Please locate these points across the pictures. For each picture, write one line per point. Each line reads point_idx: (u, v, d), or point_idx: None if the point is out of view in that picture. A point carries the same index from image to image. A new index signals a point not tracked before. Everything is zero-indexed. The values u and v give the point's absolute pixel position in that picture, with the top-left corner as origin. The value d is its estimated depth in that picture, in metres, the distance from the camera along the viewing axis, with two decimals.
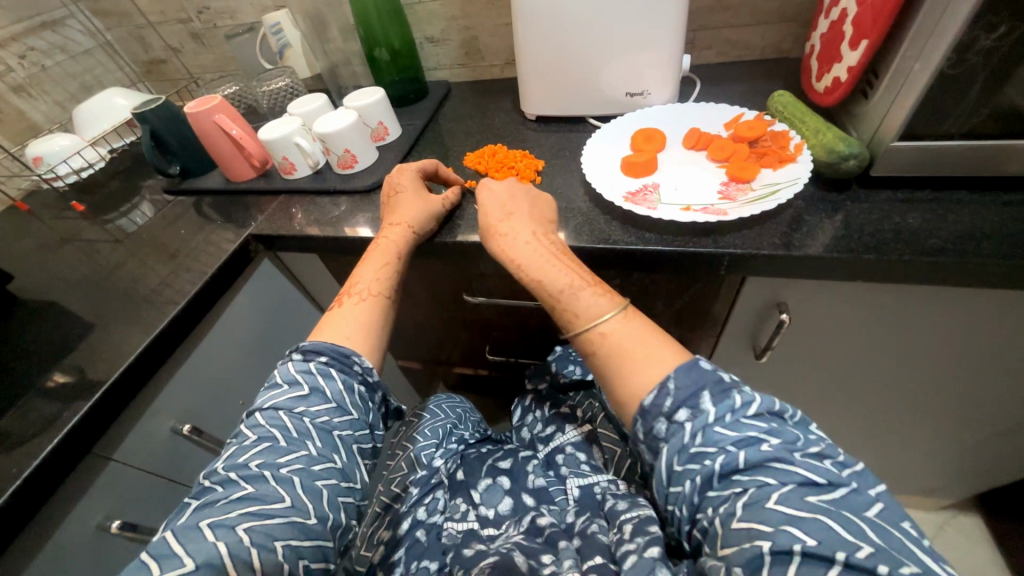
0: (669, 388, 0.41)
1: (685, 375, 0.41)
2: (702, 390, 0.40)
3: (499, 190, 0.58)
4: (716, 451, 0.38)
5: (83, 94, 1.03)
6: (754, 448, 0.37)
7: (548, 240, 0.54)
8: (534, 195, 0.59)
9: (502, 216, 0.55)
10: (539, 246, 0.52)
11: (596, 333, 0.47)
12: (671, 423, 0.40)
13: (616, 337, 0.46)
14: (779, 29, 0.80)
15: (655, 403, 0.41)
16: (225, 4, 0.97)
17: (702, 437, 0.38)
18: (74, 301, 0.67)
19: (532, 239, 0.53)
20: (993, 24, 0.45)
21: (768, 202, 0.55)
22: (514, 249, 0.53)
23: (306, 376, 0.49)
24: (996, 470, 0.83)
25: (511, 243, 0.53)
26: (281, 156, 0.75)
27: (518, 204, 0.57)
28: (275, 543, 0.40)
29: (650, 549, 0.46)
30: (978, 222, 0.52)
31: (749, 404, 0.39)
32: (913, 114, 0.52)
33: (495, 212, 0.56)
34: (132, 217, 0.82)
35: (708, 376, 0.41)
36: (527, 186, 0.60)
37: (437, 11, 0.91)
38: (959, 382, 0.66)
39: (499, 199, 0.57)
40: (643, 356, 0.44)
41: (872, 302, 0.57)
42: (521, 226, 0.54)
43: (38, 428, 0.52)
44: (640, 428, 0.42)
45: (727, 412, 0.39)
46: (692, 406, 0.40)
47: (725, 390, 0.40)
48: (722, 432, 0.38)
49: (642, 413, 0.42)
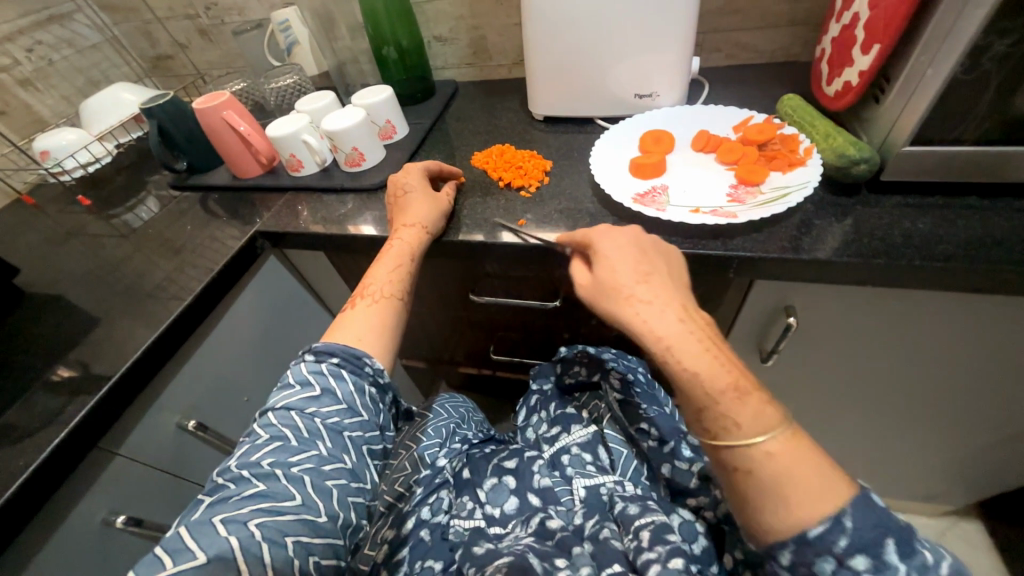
0: (846, 524, 0.34)
1: (864, 514, 0.35)
2: (886, 537, 0.34)
3: (625, 245, 0.48)
4: None
5: (90, 89, 1.03)
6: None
7: (696, 318, 0.44)
8: (666, 251, 0.49)
9: (638, 278, 0.45)
10: (692, 328, 0.42)
11: (757, 453, 0.38)
12: (842, 567, 0.34)
13: (786, 463, 0.37)
14: (787, 33, 0.80)
15: (824, 537, 0.35)
16: (233, 0, 0.97)
17: None
18: (80, 295, 0.67)
19: (682, 318, 0.42)
20: (1008, 30, 0.45)
21: (778, 206, 0.55)
22: (661, 326, 0.42)
23: (318, 377, 0.49)
24: (999, 477, 0.83)
25: (655, 317, 0.42)
26: (289, 153, 0.75)
27: (654, 265, 0.46)
28: (286, 538, 0.40)
29: (672, 559, 0.46)
30: (988, 229, 0.52)
31: (943, 562, 0.34)
32: (925, 119, 0.52)
33: (628, 271, 0.45)
34: (138, 212, 0.82)
35: (890, 519, 0.35)
36: (654, 238, 0.50)
37: (446, 10, 0.91)
38: (966, 389, 0.65)
39: (629, 257, 0.46)
40: (817, 490, 0.36)
41: (881, 308, 0.57)
42: (666, 297, 0.44)
43: (43, 423, 0.52)
44: (786, 555, 0.36)
45: (918, 570, 0.33)
46: (872, 554, 0.34)
47: (911, 542, 0.34)
48: None
49: (802, 544, 0.35)
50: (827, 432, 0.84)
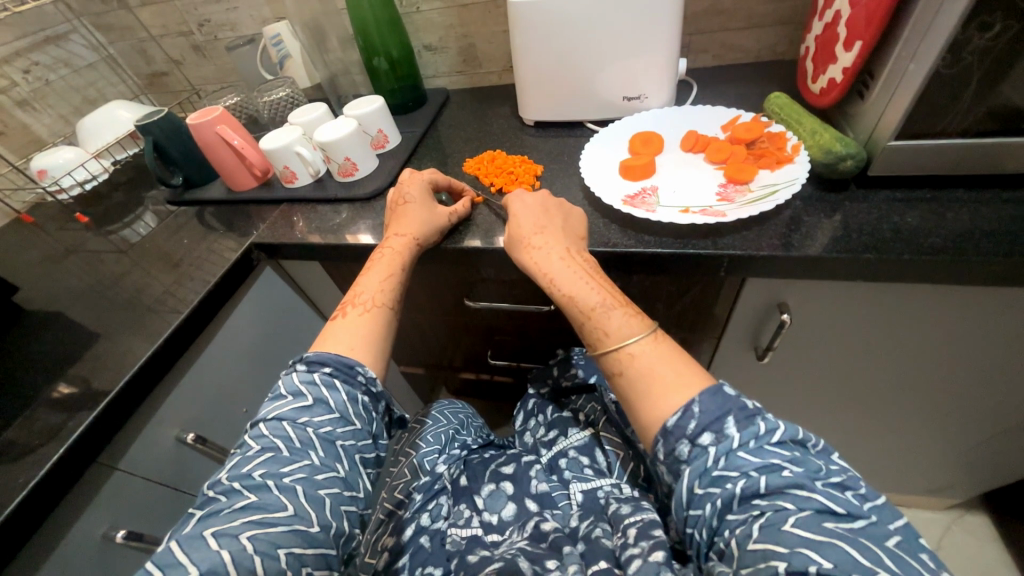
0: (694, 410, 0.40)
1: (710, 399, 0.40)
2: (727, 415, 0.39)
3: (531, 204, 0.58)
4: (737, 476, 0.37)
5: (87, 107, 1.04)
6: (776, 474, 0.37)
7: (580, 258, 0.53)
8: (568, 211, 0.58)
9: (535, 228, 0.55)
10: (572, 265, 0.52)
11: (623, 355, 0.45)
12: (695, 446, 0.39)
13: (644, 361, 0.44)
14: (774, 32, 0.81)
15: (678, 424, 0.40)
16: (226, 16, 0.99)
17: (726, 461, 0.38)
18: (79, 311, 0.68)
19: (564, 256, 0.52)
20: (987, 24, 0.45)
21: (766, 204, 0.55)
22: (547, 264, 0.52)
23: (310, 387, 0.49)
24: (1002, 469, 0.82)
25: (542, 256, 0.53)
26: (282, 165, 0.76)
27: (552, 220, 0.56)
28: (279, 550, 0.40)
29: (654, 552, 0.46)
30: (976, 220, 0.52)
31: (775, 432, 0.39)
32: (908, 113, 0.52)
33: (527, 223, 0.56)
34: (136, 227, 0.83)
35: (732, 402, 0.40)
36: (558, 199, 0.59)
37: (435, 20, 0.92)
38: (963, 381, 0.65)
39: (531, 213, 0.56)
40: (668, 380, 0.43)
41: (873, 302, 0.57)
42: (554, 242, 0.53)
43: (44, 438, 0.52)
44: (661, 449, 0.41)
45: (752, 438, 0.38)
46: (716, 430, 0.39)
47: (749, 417, 0.39)
48: (746, 458, 0.38)
49: (665, 434, 0.41)
50: (826, 428, 0.84)
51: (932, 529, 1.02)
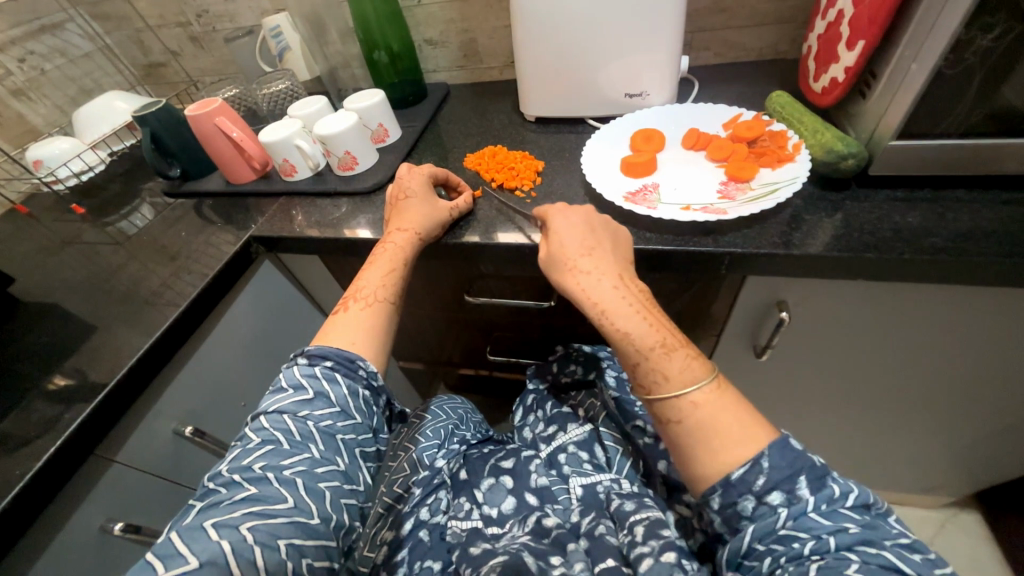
0: (763, 466, 0.40)
1: (778, 456, 0.40)
2: (797, 474, 0.39)
3: (577, 223, 0.54)
4: (807, 536, 0.38)
5: (82, 98, 1.03)
6: (844, 532, 0.37)
7: (632, 287, 0.50)
8: (615, 230, 0.55)
9: (583, 251, 0.51)
10: (626, 296, 0.48)
11: (685, 403, 0.43)
12: (761, 503, 0.40)
13: (709, 411, 0.43)
14: (776, 31, 0.81)
15: (744, 478, 0.40)
16: (224, 7, 0.98)
17: (795, 522, 0.39)
18: (75, 303, 0.68)
19: (617, 287, 0.49)
20: (989, 25, 0.45)
21: (767, 201, 0.55)
22: (599, 295, 0.49)
23: (311, 380, 0.49)
24: (995, 467, 0.83)
25: (594, 286, 0.49)
26: (282, 158, 0.75)
27: (599, 241, 0.52)
28: (279, 542, 0.40)
29: (665, 553, 0.46)
30: (975, 221, 0.52)
31: (847, 495, 0.39)
32: (910, 114, 0.52)
33: (574, 245, 0.52)
34: (133, 219, 0.82)
35: (802, 459, 0.40)
36: (604, 217, 0.55)
37: (436, 14, 0.91)
38: (959, 380, 0.66)
39: (578, 234, 0.53)
40: (734, 434, 0.41)
41: (872, 301, 0.58)
42: (606, 269, 0.50)
43: (41, 431, 0.52)
44: (717, 499, 0.41)
45: (824, 500, 0.39)
46: (786, 489, 0.39)
47: (820, 478, 0.40)
48: (816, 519, 0.38)
49: (726, 487, 0.40)
50: (822, 426, 0.84)
51: (925, 527, 1.04)
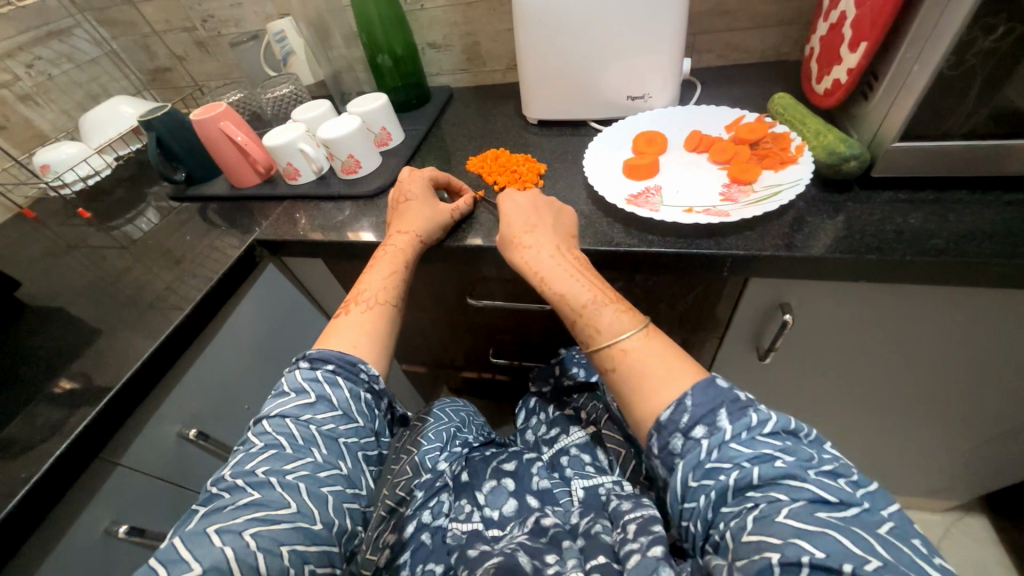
0: (687, 404, 0.40)
1: (701, 392, 0.41)
2: (719, 408, 0.40)
3: (523, 204, 0.59)
4: (731, 467, 0.38)
5: (90, 103, 1.04)
6: (768, 465, 0.37)
7: (571, 256, 0.54)
8: (559, 209, 0.59)
9: (527, 227, 0.56)
10: (563, 262, 0.52)
11: (617, 350, 0.46)
12: (688, 439, 0.40)
13: (636, 356, 0.45)
14: (778, 33, 0.81)
15: (671, 418, 0.41)
16: (229, 12, 0.98)
17: (718, 453, 0.39)
18: (82, 307, 0.68)
19: (555, 255, 0.53)
20: (991, 26, 0.45)
21: (770, 204, 0.55)
22: (538, 262, 0.53)
23: (313, 384, 0.49)
24: (1001, 471, 0.82)
25: (534, 256, 0.53)
26: (285, 162, 0.76)
27: (543, 218, 0.57)
28: (282, 547, 0.40)
29: (653, 548, 0.46)
30: (979, 222, 0.52)
31: (766, 422, 0.40)
32: (912, 115, 0.52)
33: (519, 222, 0.57)
34: (138, 223, 0.83)
35: (725, 394, 0.41)
36: (551, 199, 0.60)
37: (439, 17, 0.92)
38: (964, 383, 0.65)
39: (523, 213, 0.57)
40: (661, 374, 0.43)
41: (875, 303, 0.57)
42: (545, 241, 0.54)
43: (45, 434, 0.52)
44: (654, 443, 0.42)
45: (743, 429, 0.39)
46: (708, 423, 0.40)
47: (741, 408, 0.40)
48: (737, 449, 0.38)
49: (658, 428, 0.41)
50: (826, 429, 0.84)
51: (931, 531, 1.03)
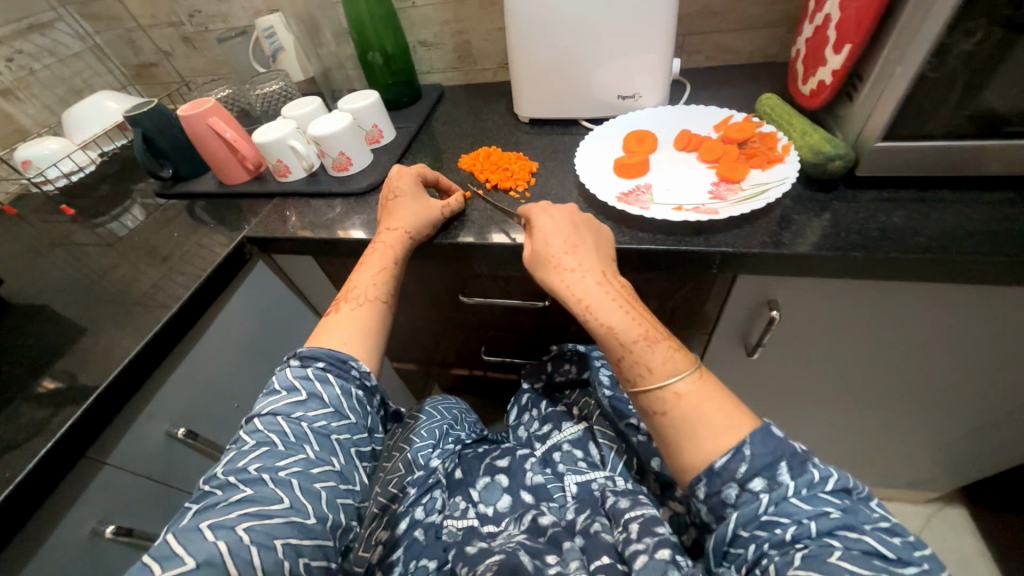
0: (745, 453, 0.41)
1: (761, 442, 0.41)
2: (780, 461, 0.40)
3: (560, 220, 0.56)
4: (788, 522, 0.38)
5: (72, 98, 1.02)
6: (825, 517, 0.38)
7: (615, 284, 0.52)
8: (597, 229, 0.57)
9: (566, 249, 0.53)
10: (610, 293, 0.51)
11: (667, 394, 0.45)
12: (743, 491, 0.41)
13: (692, 400, 0.44)
14: (765, 35, 0.82)
15: (727, 466, 0.41)
16: (217, 7, 0.97)
17: (775, 508, 0.39)
18: (66, 304, 0.67)
19: (601, 283, 0.51)
20: (971, 30, 0.47)
21: (758, 202, 0.56)
22: (583, 290, 0.51)
23: (303, 381, 0.49)
24: (980, 463, 0.85)
25: (578, 282, 0.51)
26: (275, 159, 0.75)
27: (583, 239, 0.55)
28: (275, 541, 0.40)
29: (659, 550, 0.47)
30: (958, 220, 0.54)
31: (827, 479, 0.40)
32: (895, 116, 0.54)
33: (557, 241, 0.54)
34: (124, 220, 0.82)
35: (783, 446, 0.41)
36: (588, 216, 0.57)
37: (431, 15, 0.91)
38: (944, 377, 0.67)
39: (562, 231, 0.55)
40: (716, 421, 0.43)
41: (860, 299, 0.59)
42: (589, 266, 0.52)
43: (30, 433, 0.51)
44: (702, 488, 0.42)
45: (805, 485, 0.40)
46: (768, 476, 0.40)
47: (801, 463, 0.41)
48: (797, 505, 0.39)
49: (710, 475, 0.41)
50: (812, 423, 0.86)
51: (913, 522, 1.05)
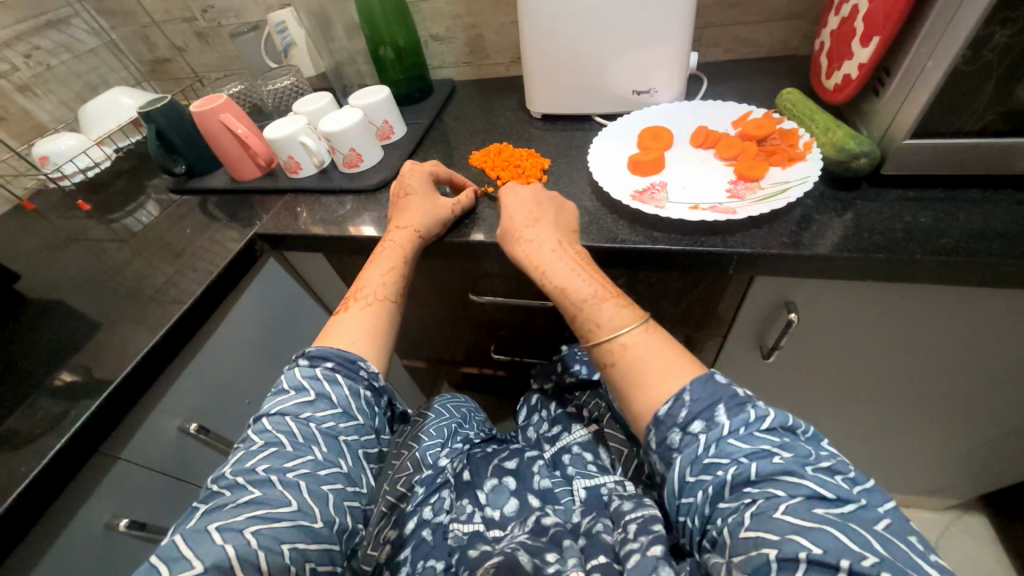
0: (685, 399, 0.40)
1: (700, 388, 0.41)
2: (718, 404, 0.40)
3: (524, 196, 0.58)
4: (729, 462, 0.37)
5: (88, 94, 1.03)
6: (765, 459, 0.37)
7: (573, 251, 0.53)
8: (561, 204, 0.58)
9: (529, 221, 0.55)
10: (564, 257, 0.52)
11: (616, 345, 0.46)
12: (685, 434, 0.40)
13: (636, 350, 0.45)
14: (786, 27, 0.80)
15: (670, 413, 0.41)
16: (229, 3, 0.97)
17: (716, 449, 0.38)
18: (81, 300, 0.68)
19: (556, 249, 0.53)
20: (1009, 20, 0.44)
21: (778, 201, 0.55)
22: (539, 256, 0.52)
23: (312, 381, 0.49)
24: (1004, 471, 0.82)
25: (535, 249, 0.53)
26: (286, 155, 0.75)
27: (545, 212, 0.56)
28: (283, 546, 0.40)
29: (652, 548, 0.46)
30: (989, 221, 0.52)
31: (765, 418, 0.39)
32: (924, 111, 0.51)
33: (520, 216, 0.56)
34: (138, 216, 0.82)
35: (723, 390, 0.41)
36: (552, 194, 0.59)
37: (443, 9, 0.90)
38: (970, 382, 0.65)
39: (525, 206, 0.57)
40: (660, 369, 0.43)
41: (882, 302, 0.57)
42: (547, 235, 0.54)
43: (45, 427, 0.52)
44: (653, 438, 0.42)
45: (742, 424, 0.39)
46: (706, 418, 0.39)
47: (740, 404, 0.40)
48: (736, 445, 0.38)
49: (657, 423, 0.41)
50: (828, 427, 0.83)
51: (931, 530, 1.03)
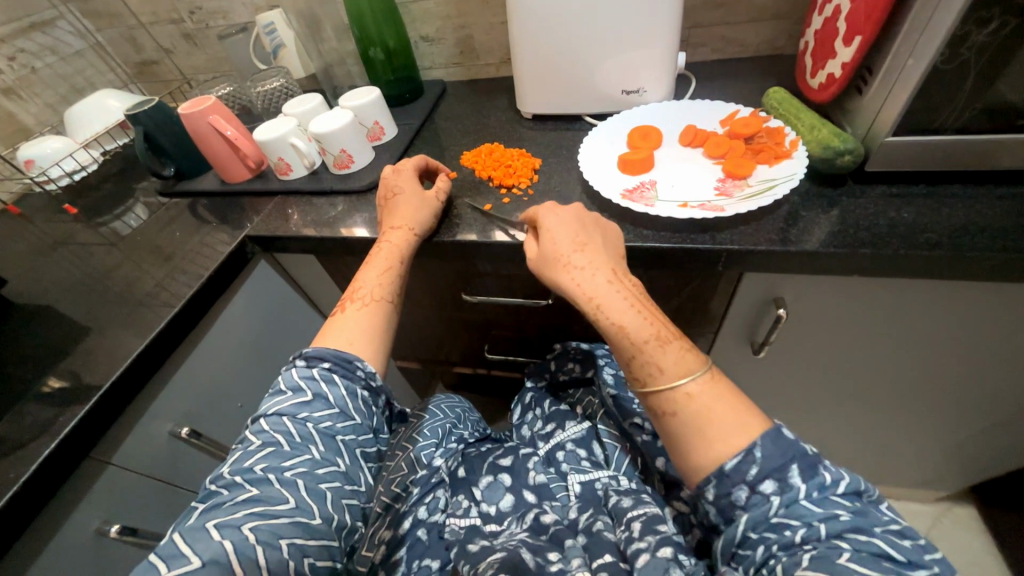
0: (756, 455, 0.40)
1: (773, 445, 0.40)
2: (791, 463, 0.40)
3: (567, 220, 0.54)
4: (799, 524, 0.38)
5: (74, 96, 1.02)
6: (835, 520, 0.37)
7: (624, 281, 0.51)
8: (604, 227, 0.55)
9: (576, 247, 0.52)
10: (620, 292, 0.49)
11: (679, 394, 0.44)
12: (754, 492, 0.40)
13: (703, 400, 0.43)
14: (772, 27, 0.81)
15: (737, 468, 0.40)
16: (217, 4, 0.97)
17: (786, 509, 0.39)
18: (69, 304, 0.67)
19: (610, 282, 0.50)
20: (986, 20, 0.45)
21: (765, 198, 0.55)
22: (592, 288, 0.49)
23: (309, 382, 0.49)
24: (990, 462, 0.84)
25: (587, 280, 0.50)
26: (276, 157, 0.75)
27: (591, 237, 0.53)
28: (280, 541, 0.40)
29: (662, 548, 0.46)
30: (971, 216, 0.53)
31: (838, 482, 0.40)
32: (906, 109, 0.52)
33: (566, 241, 0.52)
34: (126, 219, 0.82)
35: (796, 448, 0.40)
36: (595, 215, 0.56)
37: (432, 10, 0.90)
38: (955, 375, 0.66)
39: (569, 230, 0.53)
40: (728, 423, 0.42)
41: (869, 297, 0.58)
42: (598, 264, 0.51)
43: (34, 434, 0.51)
44: (711, 490, 0.42)
45: (816, 487, 0.39)
46: (779, 478, 0.39)
47: (814, 466, 0.40)
48: (808, 507, 0.38)
49: (721, 477, 0.41)
50: (819, 421, 0.85)
51: (920, 522, 1.04)
